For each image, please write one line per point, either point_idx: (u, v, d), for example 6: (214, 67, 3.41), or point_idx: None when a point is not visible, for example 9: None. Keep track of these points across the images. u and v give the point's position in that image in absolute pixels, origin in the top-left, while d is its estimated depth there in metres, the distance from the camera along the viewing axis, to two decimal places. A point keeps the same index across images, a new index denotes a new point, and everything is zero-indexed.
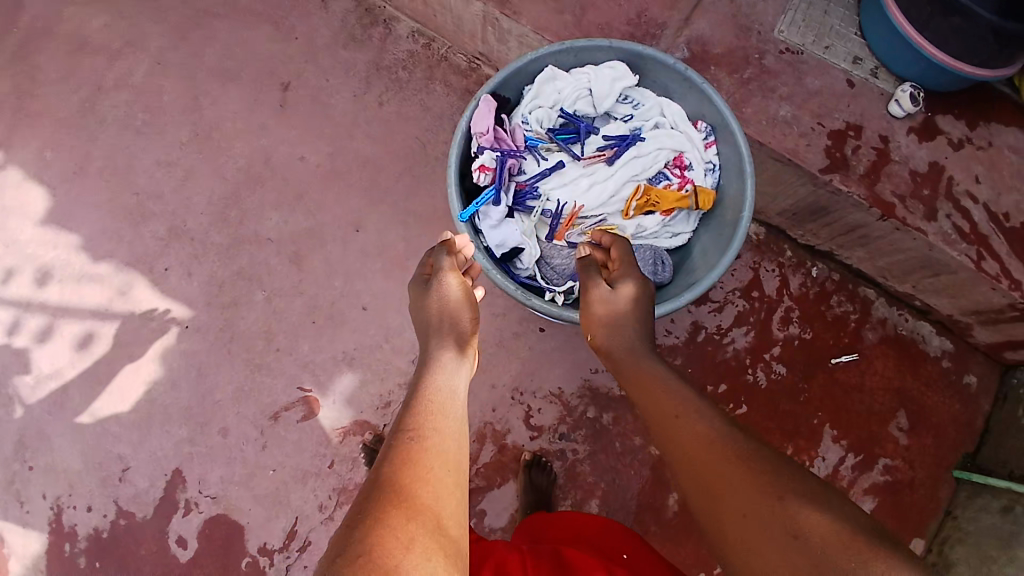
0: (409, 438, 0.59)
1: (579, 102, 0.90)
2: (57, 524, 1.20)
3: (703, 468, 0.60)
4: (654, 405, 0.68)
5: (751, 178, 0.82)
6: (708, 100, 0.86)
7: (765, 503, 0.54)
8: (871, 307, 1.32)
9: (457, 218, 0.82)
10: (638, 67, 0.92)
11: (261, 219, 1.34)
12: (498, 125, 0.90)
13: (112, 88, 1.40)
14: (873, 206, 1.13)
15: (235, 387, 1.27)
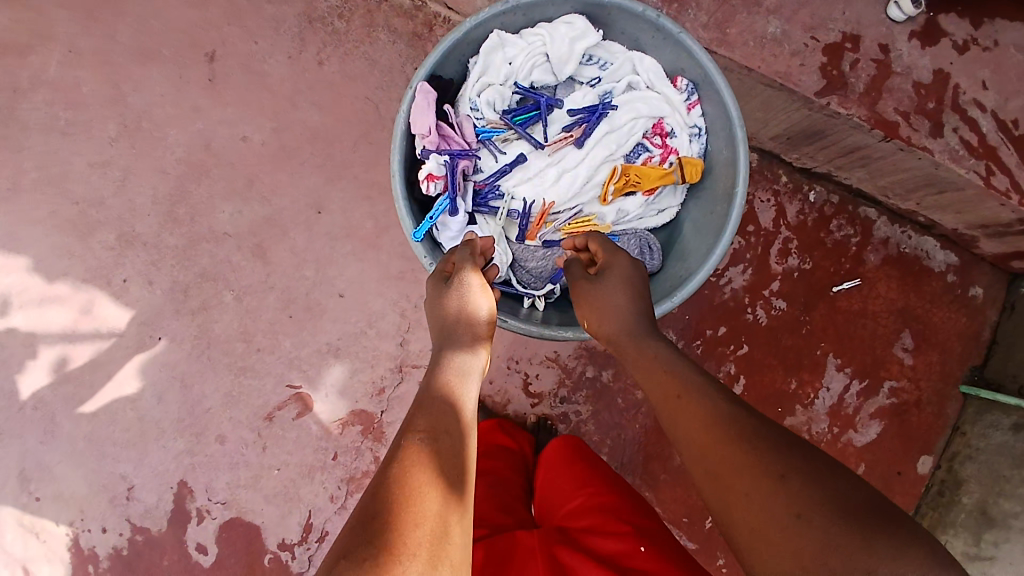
0: (420, 438, 0.53)
1: (534, 73, 0.83)
2: (76, 548, 1.21)
3: (706, 451, 0.56)
4: (653, 384, 0.64)
5: (744, 145, 0.76)
6: (687, 54, 0.79)
7: (769, 483, 0.51)
8: (872, 228, 1.24)
9: (412, 238, 0.74)
10: (603, 18, 0.83)
11: (213, 214, 1.24)
12: (444, 118, 0.82)
13: (29, 87, 1.24)
14: (874, 128, 1.05)
15: (223, 393, 1.23)
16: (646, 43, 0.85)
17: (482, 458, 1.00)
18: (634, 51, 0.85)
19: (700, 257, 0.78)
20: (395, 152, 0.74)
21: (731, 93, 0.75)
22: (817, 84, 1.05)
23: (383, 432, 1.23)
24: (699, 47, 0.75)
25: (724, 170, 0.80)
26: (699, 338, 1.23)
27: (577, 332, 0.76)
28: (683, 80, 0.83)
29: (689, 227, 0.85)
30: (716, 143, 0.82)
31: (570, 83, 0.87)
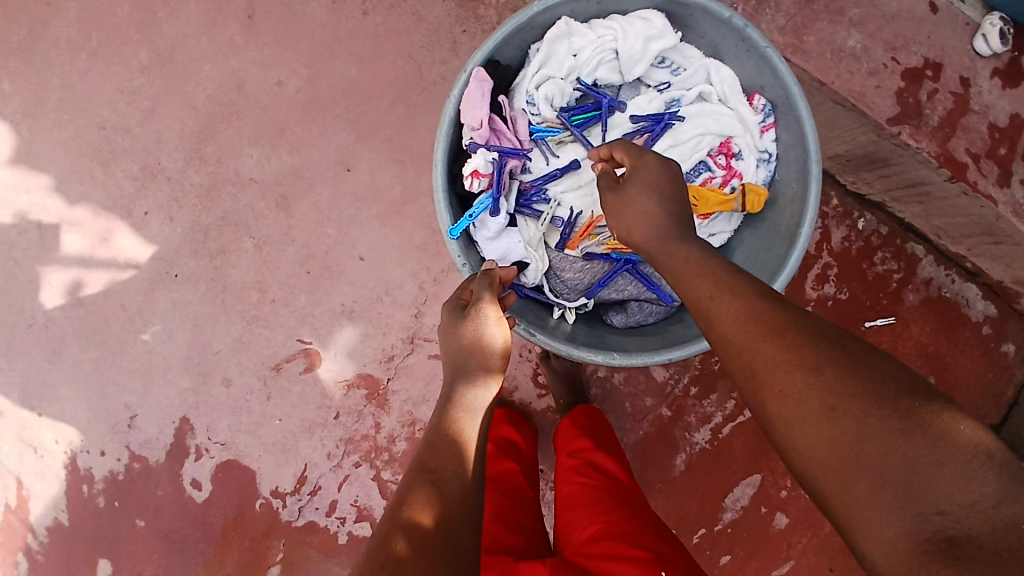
0: (427, 483, 0.57)
1: (599, 70, 0.84)
2: (72, 468, 1.23)
3: (745, 349, 0.56)
4: (687, 285, 0.62)
5: (816, 181, 0.78)
6: (771, 73, 0.81)
7: (809, 378, 0.51)
8: (917, 266, 1.18)
9: (446, 233, 0.76)
10: (684, 19, 0.84)
11: (239, 157, 1.21)
12: (498, 109, 0.83)
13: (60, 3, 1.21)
14: (942, 166, 0.98)
15: (233, 338, 1.22)
16: (725, 52, 0.85)
17: (503, 462, 0.99)
18: (711, 59, 0.86)
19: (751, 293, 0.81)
20: (440, 141, 0.76)
21: (814, 121, 0.77)
22: (891, 109, 0.98)
23: (386, 399, 1.23)
24: (787, 68, 0.77)
25: (788, 205, 0.83)
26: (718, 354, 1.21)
27: (605, 357, 0.77)
28: (761, 98, 0.84)
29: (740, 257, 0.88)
30: (785, 173, 0.84)
31: (635, 85, 0.88)
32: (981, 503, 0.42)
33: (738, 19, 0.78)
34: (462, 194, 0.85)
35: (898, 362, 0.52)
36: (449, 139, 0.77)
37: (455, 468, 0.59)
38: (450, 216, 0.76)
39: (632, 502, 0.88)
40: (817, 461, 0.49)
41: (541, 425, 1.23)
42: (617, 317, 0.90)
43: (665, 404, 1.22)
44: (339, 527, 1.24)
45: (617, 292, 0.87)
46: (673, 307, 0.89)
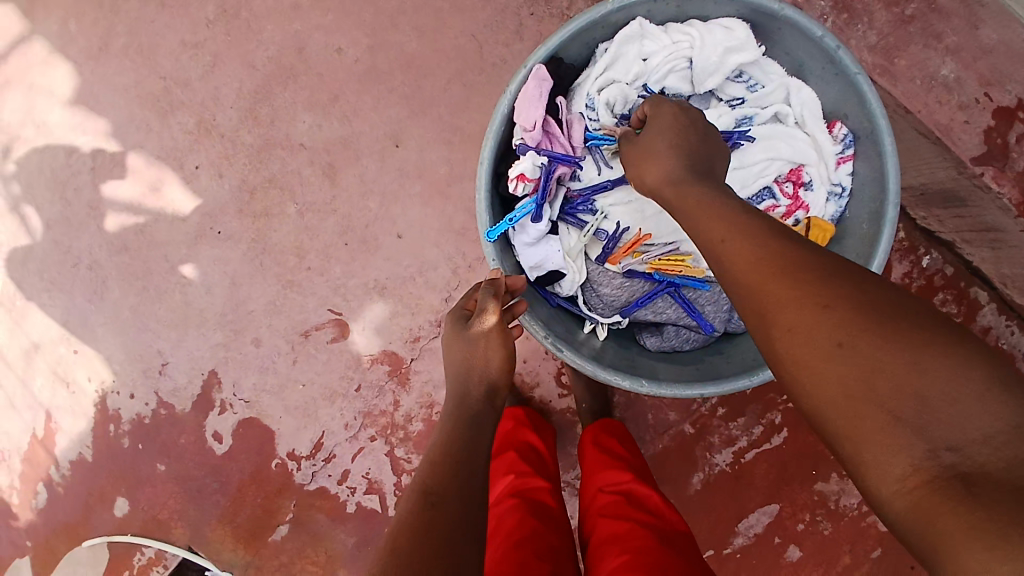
0: (431, 491, 0.61)
1: (669, 78, 0.81)
2: (102, 407, 1.28)
3: (757, 287, 0.54)
4: (703, 227, 0.61)
5: (889, 226, 0.75)
6: (858, 103, 0.77)
7: (824, 316, 0.49)
8: (977, 312, 1.08)
9: (485, 235, 0.76)
10: (770, 32, 0.80)
11: (291, 120, 1.20)
12: (555, 110, 0.82)
13: None
14: (1022, 215, 0.95)
15: (266, 300, 1.23)
16: (810, 72, 0.82)
17: (536, 479, 0.95)
18: (793, 78, 0.83)
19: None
20: (489, 138, 0.75)
21: (897, 162, 0.74)
22: (977, 147, 0.95)
23: (408, 378, 1.23)
24: (878, 99, 0.74)
25: (854, 244, 0.81)
26: None
27: (633, 384, 0.76)
28: (842, 127, 0.81)
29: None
30: (856, 210, 0.82)
31: (706, 97, 0.84)
32: (997, 431, 0.41)
33: (831, 39, 0.74)
34: (505, 196, 0.85)
35: (909, 296, 0.50)
36: (499, 138, 0.77)
37: (454, 479, 0.63)
38: (488, 217, 0.76)
39: (676, 547, 0.79)
40: (829, 398, 0.48)
41: (560, 425, 1.22)
42: (651, 340, 0.88)
43: (689, 422, 1.19)
44: (349, 496, 1.26)
45: (655, 313, 0.86)
46: (713, 336, 0.87)
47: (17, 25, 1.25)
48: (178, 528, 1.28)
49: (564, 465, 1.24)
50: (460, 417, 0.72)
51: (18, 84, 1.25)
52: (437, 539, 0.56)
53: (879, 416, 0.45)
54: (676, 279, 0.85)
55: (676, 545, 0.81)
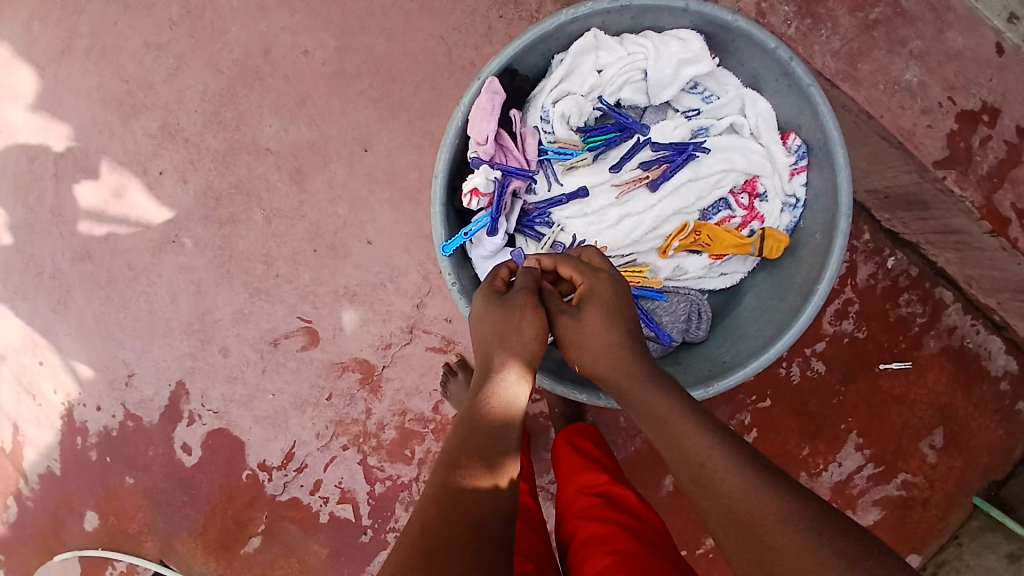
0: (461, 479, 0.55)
1: (624, 89, 0.82)
2: (68, 418, 1.25)
3: (713, 490, 0.54)
4: (656, 424, 0.60)
5: (842, 238, 0.75)
6: (812, 115, 0.77)
7: (777, 518, 0.49)
8: (943, 312, 1.11)
9: (439, 249, 0.75)
10: (725, 44, 0.80)
11: (258, 125, 1.19)
12: (510, 122, 0.81)
13: None
14: (983, 219, 0.95)
15: (235, 309, 1.21)
16: (766, 84, 0.82)
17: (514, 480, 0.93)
18: (748, 89, 0.83)
19: (755, 348, 0.80)
20: (443, 150, 0.75)
21: (849, 172, 0.74)
22: (940, 151, 0.95)
23: (380, 386, 1.22)
24: (831, 111, 0.74)
25: (808, 256, 0.81)
26: None
27: (591, 398, 0.77)
28: (796, 138, 0.81)
29: (752, 299, 0.87)
30: (810, 222, 0.82)
31: (662, 109, 0.84)
32: None
33: (785, 51, 0.74)
34: (461, 209, 0.83)
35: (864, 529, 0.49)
36: (452, 150, 0.76)
37: (487, 471, 0.57)
38: (443, 230, 0.76)
39: (655, 544, 0.75)
40: None
41: (533, 430, 1.22)
42: None
43: None
44: (321, 505, 1.25)
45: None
46: (672, 347, 0.85)
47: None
48: (149, 541, 1.26)
49: (538, 469, 1.23)
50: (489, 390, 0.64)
51: None
52: (476, 528, 0.51)
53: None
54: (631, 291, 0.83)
55: (657, 536, 0.78)
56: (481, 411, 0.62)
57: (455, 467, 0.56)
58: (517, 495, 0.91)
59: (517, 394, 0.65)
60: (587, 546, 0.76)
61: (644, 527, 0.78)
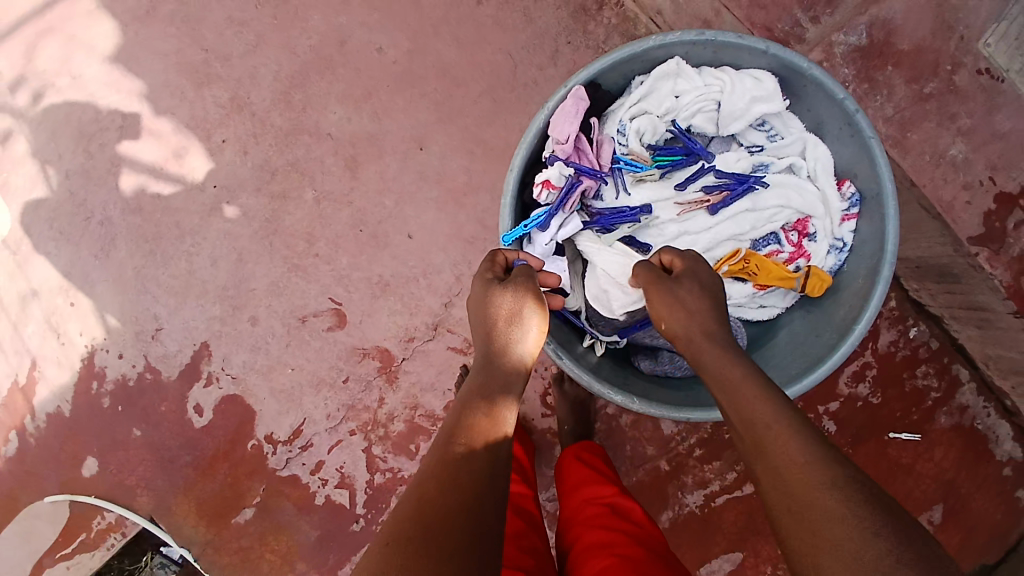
0: (459, 450, 0.57)
1: (696, 117, 0.86)
2: (89, 363, 1.27)
3: (763, 443, 0.56)
4: (724, 380, 0.62)
5: (885, 283, 0.78)
6: (868, 164, 0.81)
7: (791, 421, 0.56)
8: (957, 390, 1.12)
9: (501, 238, 0.81)
10: (796, 89, 0.85)
11: (323, 110, 1.24)
12: (589, 131, 0.87)
13: None
14: (1009, 299, 1.01)
15: (270, 280, 1.25)
16: (827, 131, 0.86)
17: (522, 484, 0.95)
18: (811, 134, 0.87)
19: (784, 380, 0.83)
20: (523, 144, 0.80)
21: (898, 226, 0.78)
22: (977, 228, 1.00)
23: (396, 377, 1.24)
24: (887, 165, 0.78)
25: (849, 299, 0.84)
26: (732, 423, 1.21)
27: (624, 399, 0.77)
28: (850, 186, 0.85)
29: (785, 336, 0.90)
30: (853, 268, 0.86)
31: (728, 140, 0.90)
32: None
33: (851, 103, 0.78)
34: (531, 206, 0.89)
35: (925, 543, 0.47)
36: (529, 147, 0.81)
37: (484, 449, 0.58)
38: (510, 219, 0.81)
39: (659, 553, 0.77)
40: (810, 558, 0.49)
41: (540, 444, 1.24)
42: (645, 363, 0.89)
43: (666, 459, 1.22)
44: (319, 487, 1.26)
45: (651, 337, 0.87)
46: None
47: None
48: (143, 496, 1.26)
49: (539, 485, 1.25)
50: (489, 376, 0.67)
51: (58, 34, 1.27)
52: (472, 506, 0.53)
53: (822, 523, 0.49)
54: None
55: (660, 548, 0.78)
56: (494, 381, 0.67)
57: (455, 437, 0.59)
58: (523, 499, 0.92)
59: (513, 382, 0.68)
60: (591, 548, 0.77)
61: (649, 538, 0.79)
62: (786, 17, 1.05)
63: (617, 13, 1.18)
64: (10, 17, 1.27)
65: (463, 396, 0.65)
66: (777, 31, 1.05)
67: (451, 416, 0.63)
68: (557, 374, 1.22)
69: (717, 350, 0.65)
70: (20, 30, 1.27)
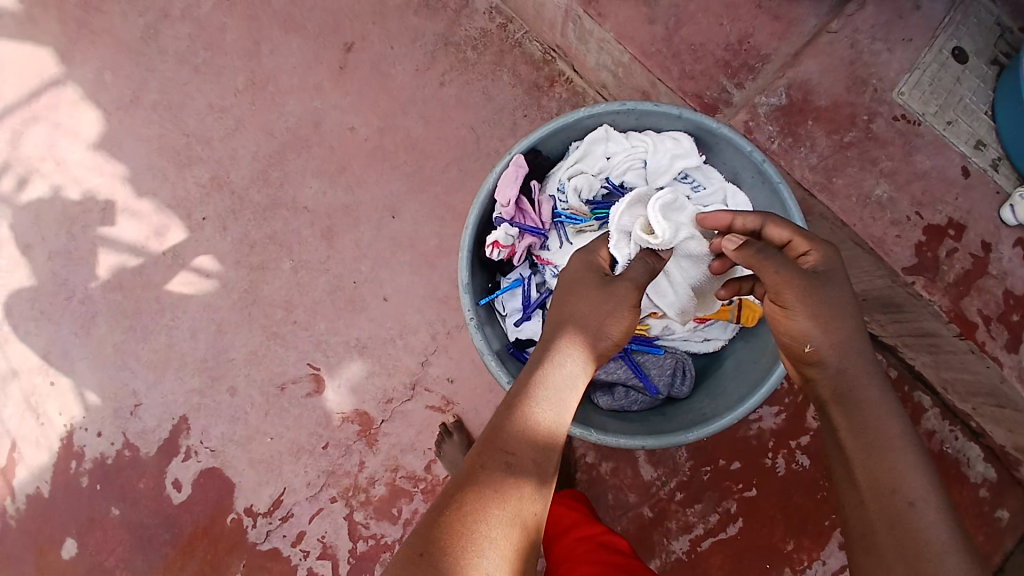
0: (501, 480, 0.61)
1: (628, 173, 0.94)
2: (67, 442, 1.27)
3: (867, 449, 0.63)
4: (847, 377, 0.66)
5: None
6: (781, 206, 0.89)
7: (905, 444, 0.62)
8: (921, 416, 1.18)
9: (462, 287, 0.86)
10: (711, 145, 0.93)
11: (300, 185, 1.31)
12: (530, 191, 0.94)
13: (177, 19, 1.37)
14: (952, 321, 1.02)
15: (249, 350, 1.27)
16: (744, 180, 0.94)
17: None
18: (730, 183, 0.95)
19: (731, 403, 0.84)
20: (474, 208, 0.87)
21: None
22: (909, 260, 1.02)
23: (376, 440, 1.25)
24: (795, 204, 0.85)
25: None
26: (709, 464, 1.23)
27: (583, 431, 0.80)
28: None
29: (732, 362, 0.93)
30: None
31: None
32: None
33: (758, 154, 0.86)
34: (491, 268, 0.97)
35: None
36: (481, 209, 0.88)
37: (523, 477, 0.62)
38: (467, 275, 0.86)
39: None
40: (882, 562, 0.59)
41: None
42: (603, 399, 0.92)
43: (648, 505, 1.23)
44: (301, 559, 1.23)
45: (606, 373, 0.90)
46: (657, 400, 0.92)
47: (52, 69, 1.37)
48: None
49: None
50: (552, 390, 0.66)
51: (44, 122, 1.36)
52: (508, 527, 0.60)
53: (907, 542, 0.58)
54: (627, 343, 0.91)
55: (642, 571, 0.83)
56: (552, 400, 0.66)
57: (501, 457, 0.62)
58: None
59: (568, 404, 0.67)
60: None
61: (635, 568, 0.83)
62: (713, 85, 1.08)
63: (568, 88, 1.30)
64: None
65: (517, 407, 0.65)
66: (707, 98, 1.08)
67: (497, 425, 0.65)
68: None
69: (867, 395, 0.65)
70: (8, 119, 1.36)
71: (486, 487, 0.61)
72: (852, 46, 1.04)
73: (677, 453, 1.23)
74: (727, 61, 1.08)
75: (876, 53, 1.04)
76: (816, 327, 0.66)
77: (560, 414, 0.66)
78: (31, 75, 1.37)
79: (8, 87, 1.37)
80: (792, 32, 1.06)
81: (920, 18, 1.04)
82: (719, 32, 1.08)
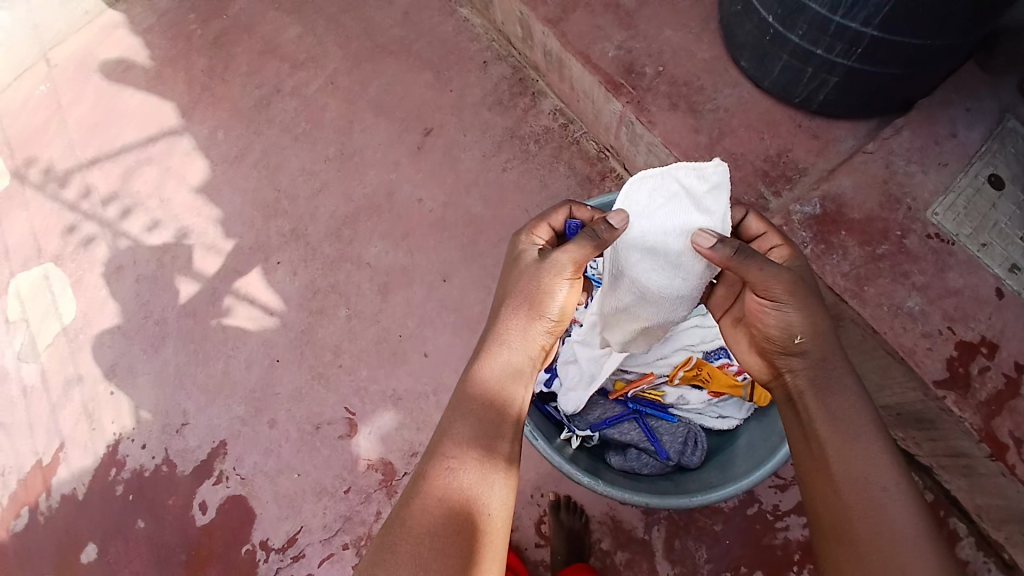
0: (452, 462, 0.67)
1: None
2: (113, 450, 1.36)
3: (834, 439, 0.67)
4: (818, 365, 0.72)
5: None
6: None
7: (869, 432, 0.67)
8: (956, 544, 1.14)
9: None
10: None
11: (366, 245, 1.45)
12: None
13: (286, 94, 1.60)
14: (983, 441, 1.01)
15: (295, 387, 1.36)
16: None
17: None
18: None
19: (737, 475, 0.89)
20: None
21: None
22: (939, 373, 1.03)
23: (396, 491, 1.28)
24: None
25: None
26: (729, 569, 1.19)
27: (591, 483, 0.85)
28: None
29: (744, 442, 0.97)
30: None
31: None
32: None
33: None
34: None
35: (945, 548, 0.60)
36: None
37: (470, 453, 0.68)
38: None
39: None
40: (859, 542, 0.61)
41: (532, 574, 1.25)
42: (616, 459, 1.00)
43: None
44: None
45: (619, 433, 0.99)
46: (667, 465, 0.98)
47: (172, 122, 1.61)
48: None
49: None
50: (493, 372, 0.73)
51: (157, 164, 1.58)
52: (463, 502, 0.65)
53: (879, 521, 0.62)
54: (642, 407, 1.01)
55: None
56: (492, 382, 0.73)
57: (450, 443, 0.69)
58: None
59: (511, 383, 0.73)
60: None
61: None
62: (751, 191, 1.16)
63: (618, 184, 1.42)
64: (122, 147, 1.60)
65: (464, 394, 0.72)
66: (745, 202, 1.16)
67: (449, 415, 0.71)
68: (555, 504, 1.24)
69: (834, 381, 0.71)
70: (125, 158, 1.59)
71: (436, 471, 0.67)
72: (885, 167, 1.12)
73: (696, 553, 1.20)
74: (766, 170, 1.17)
75: (911, 174, 1.11)
76: (790, 312, 0.73)
77: (505, 399, 0.72)
78: (154, 125, 1.61)
79: (133, 134, 1.61)
80: (829, 151, 1.16)
81: (955, 146, 1.12)
82: (760, 145, 1.18)
